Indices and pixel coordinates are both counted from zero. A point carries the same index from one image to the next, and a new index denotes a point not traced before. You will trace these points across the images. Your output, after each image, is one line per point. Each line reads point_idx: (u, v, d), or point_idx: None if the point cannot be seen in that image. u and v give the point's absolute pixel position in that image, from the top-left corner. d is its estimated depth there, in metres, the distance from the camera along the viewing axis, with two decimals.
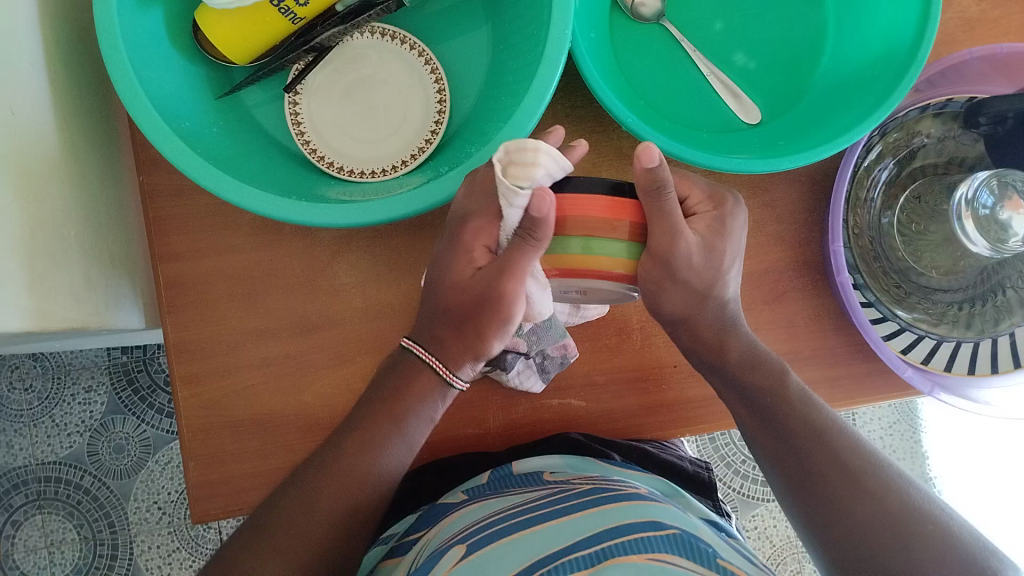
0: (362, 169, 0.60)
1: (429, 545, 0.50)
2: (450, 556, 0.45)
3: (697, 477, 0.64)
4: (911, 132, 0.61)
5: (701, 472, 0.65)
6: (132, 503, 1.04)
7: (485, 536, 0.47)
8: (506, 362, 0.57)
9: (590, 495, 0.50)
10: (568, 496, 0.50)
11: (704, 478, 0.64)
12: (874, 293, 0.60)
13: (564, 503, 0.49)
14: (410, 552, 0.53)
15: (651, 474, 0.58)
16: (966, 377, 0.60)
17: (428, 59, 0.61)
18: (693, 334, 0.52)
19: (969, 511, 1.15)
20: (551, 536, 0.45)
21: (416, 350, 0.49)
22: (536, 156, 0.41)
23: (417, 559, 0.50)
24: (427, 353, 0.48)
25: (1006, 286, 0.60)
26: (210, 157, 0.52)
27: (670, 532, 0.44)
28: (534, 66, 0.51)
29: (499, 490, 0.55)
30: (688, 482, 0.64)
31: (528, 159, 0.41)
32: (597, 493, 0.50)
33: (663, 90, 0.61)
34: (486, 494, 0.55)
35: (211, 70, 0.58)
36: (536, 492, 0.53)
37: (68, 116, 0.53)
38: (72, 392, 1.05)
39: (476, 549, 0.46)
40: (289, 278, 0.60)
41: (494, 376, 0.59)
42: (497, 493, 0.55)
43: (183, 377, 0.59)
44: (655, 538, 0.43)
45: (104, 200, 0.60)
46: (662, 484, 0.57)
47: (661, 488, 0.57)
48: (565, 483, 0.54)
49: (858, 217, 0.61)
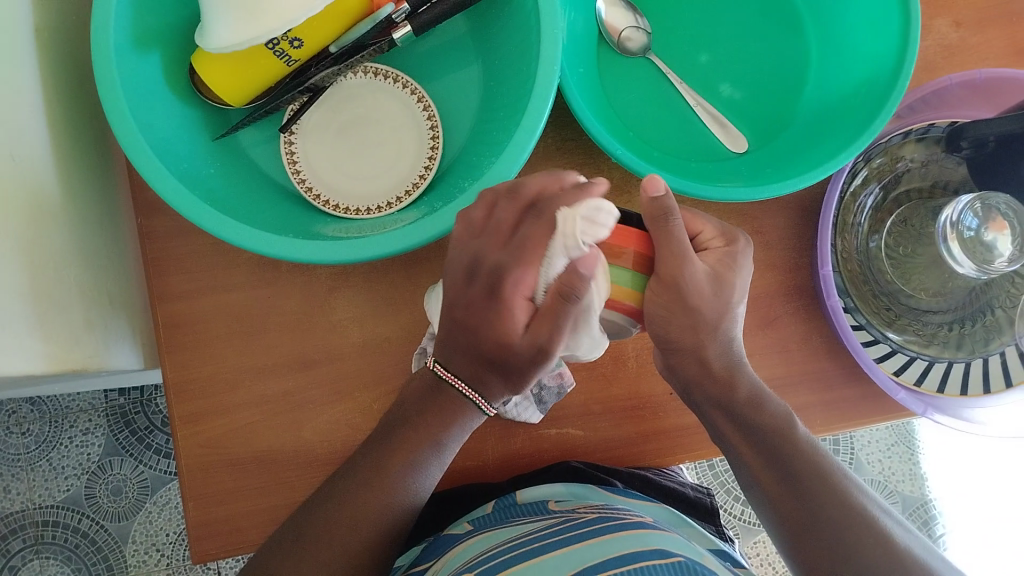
0: (358, 206, 0.61)
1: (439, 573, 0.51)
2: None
3: (700, 502, 0.64)
4: (895, 158, 0.62)
5: (704, 496, 0.65)
6: (130, 545, 1.04)
7: (492, 566, 0.47)
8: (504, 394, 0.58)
9: (596, 525, 0.50)
10: (574, 526, 0.50)
11: (706, 502, 0.64)
12: (864, 315, 0.60)
13: (572, 532, 0.49)
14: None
15: (656, 503, 0.59)
16: (958, 398, 0.61)
17: (421, 97, 0.63)
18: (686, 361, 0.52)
19: (971, 533, 1.15)
20: (558, 564, 0.45)
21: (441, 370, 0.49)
22: (603, 218, 0.43)
23: None
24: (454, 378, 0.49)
25: (995, 306, 0.61)
26: (208, 197, 0.53)
27: (674, 558, 0.44)
28: (525, 102, 0.52)
29: (504, 520, 0.56)
30: (692, 508, 0.64)
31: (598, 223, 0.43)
32: (603, 522, 0.50)
33: (651, 121, 0.63)
34: (491, 525, 0.55)
35: (207, 112, 0.59)
36: (542, 522, 0.53)
37: (67, 160, 0.54)
38: (69, 434, 1.05)
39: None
40: (287, 315, 0.60)
41: None
42: (503, 523, 0.55)
43: (183, 415, 0.59)
44: (659, 565, 0.42)
45: (103, 242, 0.61)
46: (669, 515, 0.58)
47: (666, 518, 0.57)
48: (570, 512, 0.54)
49: (846, 241, 0.62)
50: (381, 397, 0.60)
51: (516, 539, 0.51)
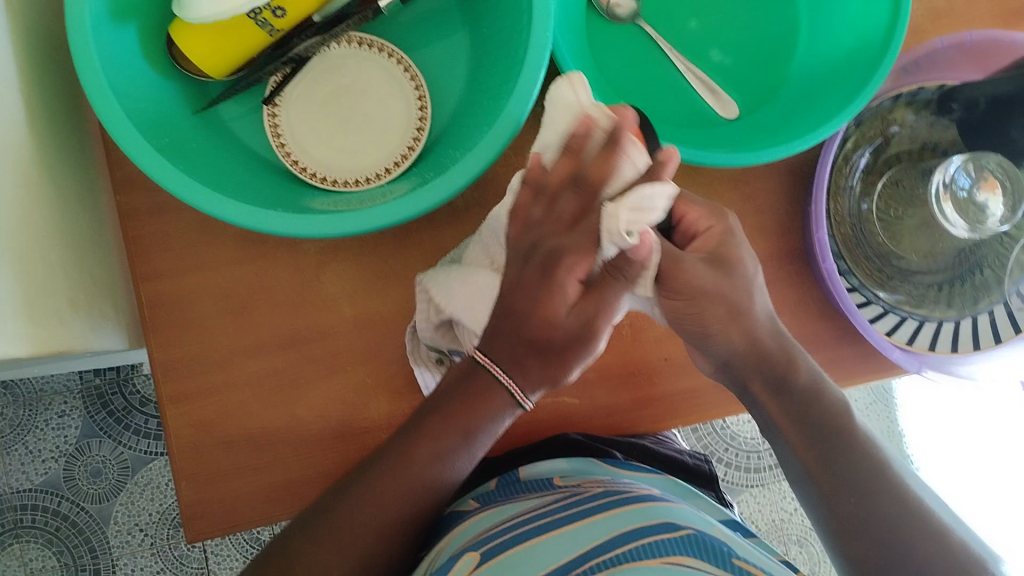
0: (345, 178, 0.59)
1: (442, 554, 0.51)
2: (463, 564, 0.46)
3: (698, 469, 0.67)
4: (886, 121, 0.62)
5: (702, 464, 0.68)
6: (112, 527, 1.02)
7: (501, 543, 0.47)
8: None
9: (601, 499, 0.50)
10: (579, 501, 0.51)
11: (704, 470, 0.67)
12: (858, 278, 0.61)
13: (578, 506, 0.50)
14: (421, 563, 0.53)
15: (659, 475, 0.60)
16: (949, 355, 0.62)
17: (408, 67, 0.61)
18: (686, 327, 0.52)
19: (946, 487, 1.18)
20: (565, 543, 0.45)
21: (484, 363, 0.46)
22: (653, 202, 0.42)
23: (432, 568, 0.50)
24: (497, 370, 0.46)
25: (983, 265, 0.62)
26: (194, 173, 0.51)
27: (683, 532, 0.45)
28: (518, 69, 0.51)
29: (511, 497, 0.56)
30: (691, 475, 0.66)
31: (647, 208, 0.42)
32: (607, 497, 0.51)
33: (641, 87, 0.62)
34: (497, 501, 0.56)
35: (187, 85, 0.57)
36: (547, 497, 0.53)
37: (44, 137, 0.52)
38: (45, 417, 1.03)
39: (491, 557, 0.46)
40: (276, 292, 0.59)
41: None
42: (507, 500, 0.55)
43: (172, 397, 0.58)
44: (670, 540, 0.44)
45: (82, 221, 0.59)
46: (677, 487, 0.59)
47: (675, 489, 0.59)
48: (575, 488, 0.55)
49: (839, 205, 0.62)
50: (375, 372, 0.60)
51: (517, 516, 0.51)
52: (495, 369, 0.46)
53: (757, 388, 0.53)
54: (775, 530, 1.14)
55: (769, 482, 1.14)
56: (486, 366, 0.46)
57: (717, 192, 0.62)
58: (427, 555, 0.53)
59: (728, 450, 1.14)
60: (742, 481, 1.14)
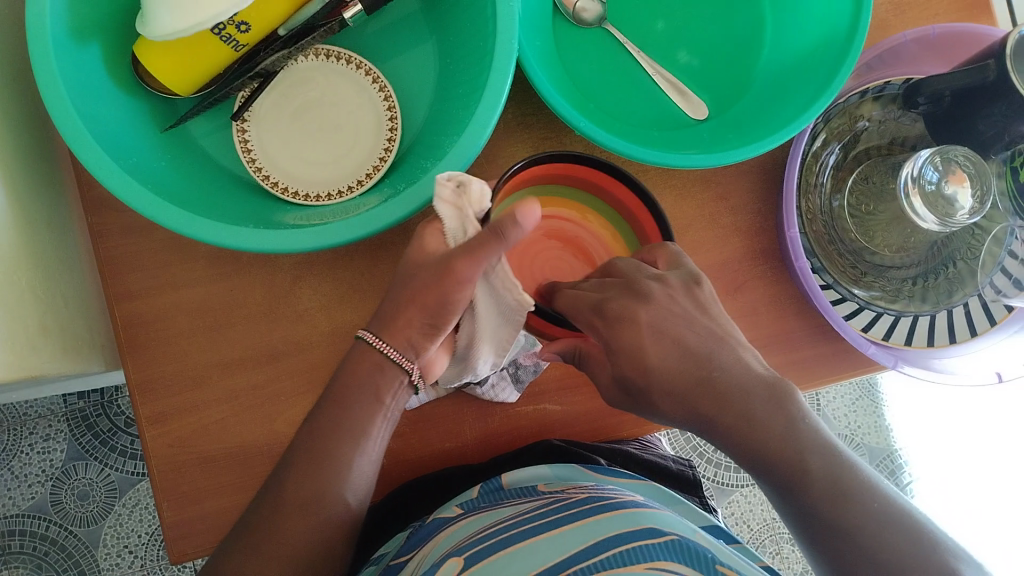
0: (317, 191, 0.59)
1: (424, 561, 0.50)
2: (447, 569, 0.46)
3: (681, 475, 0.66)
4: (854, 117, 0.63)
5: (685, 469, 0.67)
6: (101, 550, 1.01)
7: (485, 550, 0.47)
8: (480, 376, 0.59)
9: (586, 505, 0.50)
10: (563, 508, 0.50)
11: (688, 475, 0.67)
12: (832, 275, 0.61)
13: (562, 513, 0.50)
14: (403, 569, 0.52)
15: (642, 482, 0.59)
16: (925, 349, 0.62)
17: (376, 77, 0.61)
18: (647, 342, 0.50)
19: (936, 480, 1.18)
20: (550, 548, 0.45)
21: (367, 337, 0.49)
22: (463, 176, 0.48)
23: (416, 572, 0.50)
24: (376, 339, 0.49)
25: (956, 258, 0.62)
26: (162, 191, 0.51)
27: (669, 538, 0.45)
28: (483, 77, 0.51)
29: (494, 503, 0.55)
30: (673, 480, 0.66)
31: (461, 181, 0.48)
32: (592, 502, 0.50)
33: (610, 91, 0.62)
34: (481, 507, 0.55)
35: (154, 103, 0.57)
36: (531, 504, 0.53)
37: (11, 159, 0.52)
38: (30, 442, 1.02)
39: (476, 563, 0.45)
40: (251, 308, 0.59)
41: (469, 391, 0.60)
42: (493, 506, 0.55)
43: (149, 416, 0.57)
44: (653, 545, 0.43)
45: (53, 243, 0.59)
46: (658, 493, 0.58)
47: (656, 496, 0.58)
48: (557, 493, 0.54)
49: (810, 203, 0.62)
50: None
51: (502, 521, 0.50)
52: (380, 343, 0.49)
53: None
54: (767, 530, 1.14)
55: (760, 481, 1.14)
56: (369, 341, 0.49)
57: (689, 193, 0.62)
58: (408, 563, 0.52)
59: (718, 450, 1.14)
60: (732, 481, 1.14)
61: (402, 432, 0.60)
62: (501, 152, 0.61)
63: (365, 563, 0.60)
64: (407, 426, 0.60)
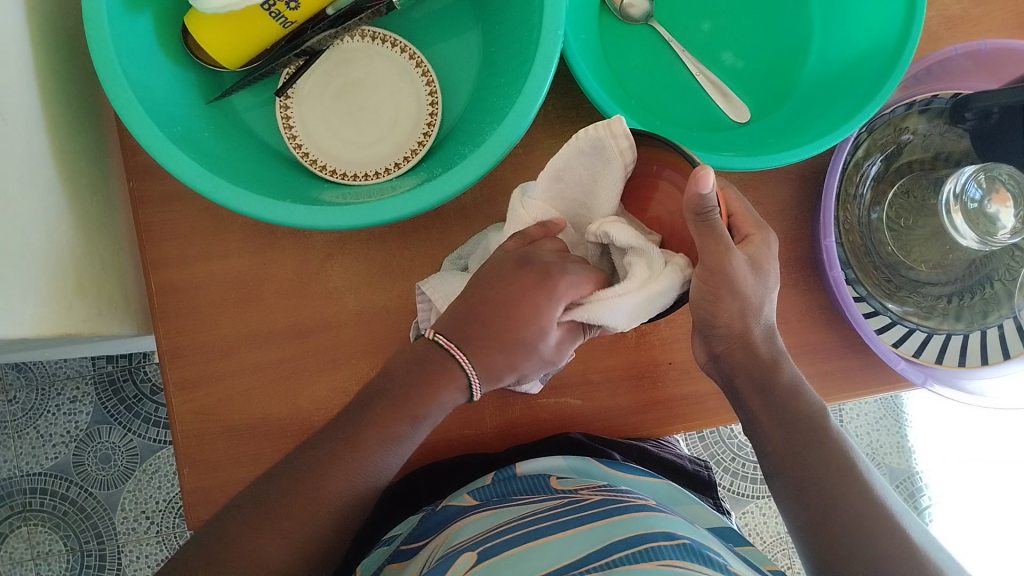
0: (356, 170, 0.60)
1: (438, 551, 0.50)
2: (461, 564, 0.46)
3: (697, 475, 0.66)
4: (898, 129, 0.62)
5: (701, 470, 0.67)
6: (119, 514, 1.03)
7: (496, 545, 0.47)
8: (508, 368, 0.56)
9: (601, 506, 0.50)
10: (577, 508, 0.50)
11: (704, 476, 0.66)
12: (865, 287, 0.60)
13: (576, 513, 0.50)
14: (415, 558, 0.53)
15: (657, 480, 0.59)
16: (956, 368, 0.61)
17: (419, 61, 0.61)
18: (729, 358, 0.51)
19: (955, 505, 1.17)
20: (560, 550, 0.45)
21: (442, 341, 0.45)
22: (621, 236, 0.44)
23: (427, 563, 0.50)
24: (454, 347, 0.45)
25: (994, 278, 0.61)
26: (203, 161, 0.51)
27: (680, 540, 0.44)
28: (527, 66, 0.52)
29: (506, 498, 0.55)
30: (688, 480, 0.66)
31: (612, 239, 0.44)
32: (606, 505, 0.50)
33: (653, 89, 0.62)
34: (493, 501, 0.55)
35: (201, 74, 0.57)
36: (544, 503, 0.53)
37: (59, 122, 0.53)
38: (57, 402, 1.04)
39: (486, 559, 0.45)
40: (282, 283, 0.59)
41: None
42: (504, 501, 0.55)
43: (177, 383, 0.58)
44: (666, 546, 0.43)
45: (94, 207, 0.60)
46: (670, 493, 0.58)
47: (668, 496, 0.58)
48: (573, 493, 0.54)
49: (848, 213, 0.61)
50: (378, 365, 0.60)
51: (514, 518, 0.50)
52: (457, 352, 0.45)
53: (741, 384, 0.52)
54: (780, 542, 1.13)
55: None
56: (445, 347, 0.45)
57: None
58: (421, 549, 0.53)
59: (735, 459, 1.13)
60: (749, 491, 1.13)
61: None
62: (539, 142, 0.61)
63: (376, 544, 0.61)
64: None
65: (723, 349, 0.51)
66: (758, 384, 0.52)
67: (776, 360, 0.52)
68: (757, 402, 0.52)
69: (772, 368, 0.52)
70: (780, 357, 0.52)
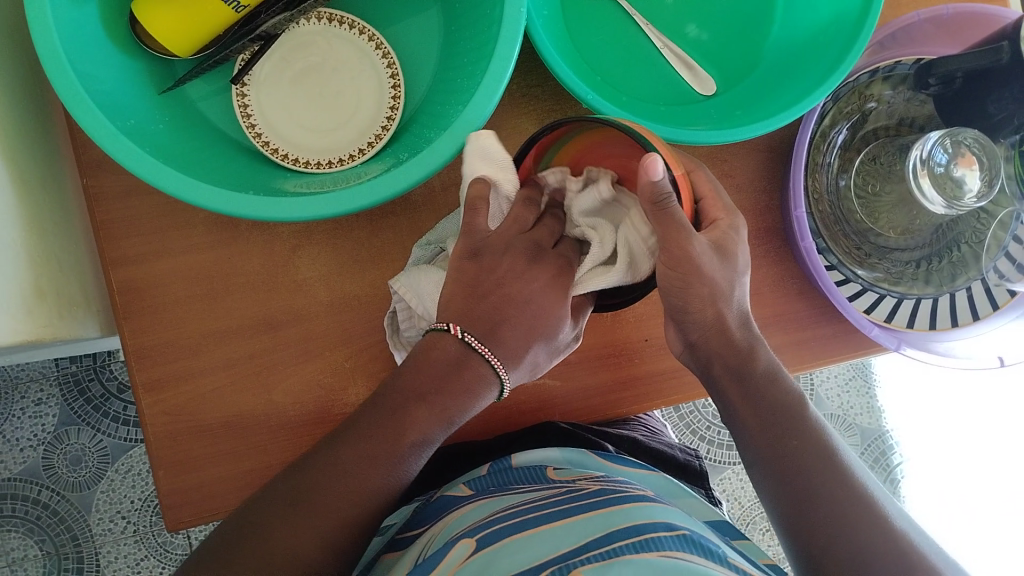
0: (319, 158, 0.59)
1: (436, 538, 0.50)
2: (458, 552, 0.45)
3: (688, 466, 0.68)
4: (863, 96, 0.62)
5: (692, 460, 0.69)
6: (94, 515, 1.01)
7: (495, 532, 0.47)
8: None
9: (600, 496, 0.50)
10: (576, 496, 0.51)
11: (695, 466, 0.68)
12: (836, 255, 0.61)
13: (575, 503, 0.49)
14: (413, 547, 0.51)
15: (654, 473, 0.60)
16: (927, 332, 0.62)
17: (379, 44, 0.60)
18: (706, 346, 0.51)
19: (927, 462, 1.20)
20: (561, 536, 0.45)
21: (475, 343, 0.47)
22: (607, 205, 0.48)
23: (425, 550, 0.49)
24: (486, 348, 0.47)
25: (961, 241, 0.61)
26: (160, 155, 0.50)
27: (679, 531, 0.45)
28: (490, 44, 0.51)
29: (504, 487, 0.55)
30: (682, 471, 0.68)
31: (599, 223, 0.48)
32: (606, 494, 0.50)
33: (617, 64, 0.62)
34: (489, 491, 0.55)
35: (153, 64, 0.55)
36: (542, 491, 0.53)
37: (7, 121, 0.51)
38: (22, 406, 1.02)
39: (484, 544, 0.45)
40: (249, 277, 0.58)
41: None
42: (502, 490, 0.54)
43: (146, 383, 0.57)
44: (666, 537, 0.43)
45: (49, 206, 0.58)
46: (670, 484, 0.59)
47: (665, 487, 0.59)
48: (570, 483, 0.54)
49: (817, 181, 0.61)
50: (351, 354, 0.59)
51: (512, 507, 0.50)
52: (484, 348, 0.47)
53: (718, 374, 0.52)
54: (757, 507, 1.15)
55: None
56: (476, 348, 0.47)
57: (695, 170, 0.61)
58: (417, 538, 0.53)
59: (710, 427, 1.14)
60: (725, 458, 1.14)
61: None
62: (506, 122, 0.60)
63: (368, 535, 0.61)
64: None
65: (700, 340, 0.50)
66: (734, 371, 0.51)
67: (753, 348, 0.52)
68: (733, 387, 0.52)
69: (747, 356, 0.51)
70: (755, 345, 0.52)
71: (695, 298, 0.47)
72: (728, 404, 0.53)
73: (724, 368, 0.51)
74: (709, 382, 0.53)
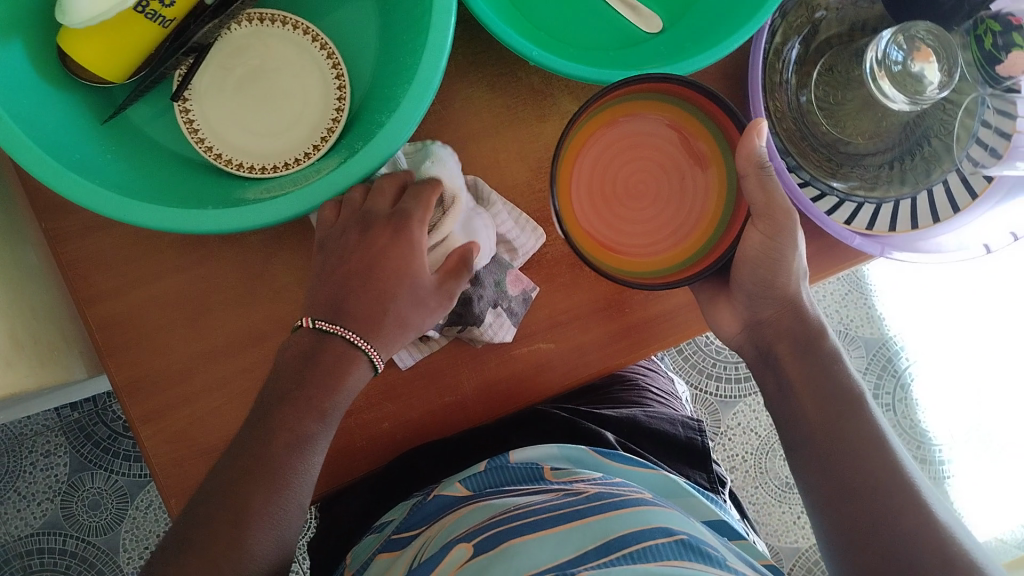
0: (273, 162, 0.58)
1: (432, 542, 0.50)
2: (457, 556, 0.46)
3: (691, 446, 0.68)
4: (811, 7, 0.61)
5: (695, 438, 0.69)
6: (122, 555, 1.01)
7: (493, 536, 0.46)
8: (474, 314, 0.56)
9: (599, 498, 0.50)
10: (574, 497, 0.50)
11: (698, 444, 0.68)
12: (808, 171, 0.60)
13: (573, 504, 0.49)
14: (408, 548, 0.52)
15: (653, 471, 0.59)
16: (910, 233, 0.62)
17: (315, 36, 0.59)
18: (772, 323, 0.57)
19: (934, 363, 1.20)
20: (559, 544, 0.45)
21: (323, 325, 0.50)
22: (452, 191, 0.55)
23: (421, 555, 0.49)
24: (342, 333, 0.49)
25: (931, 135, 0.61)
26: (112, 186, 0.49)
27: (678, 537, 0.45)
28: (426, 16, 0.49)
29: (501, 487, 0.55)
30: (685, 450, 0.68)
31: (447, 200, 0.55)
32: (604, 497, 0.50)
33: (559, 17, 0.60)
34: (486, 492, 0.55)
35: (89, 94, 0.54)
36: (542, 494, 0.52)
37: None
38: (31, 460, 1.01)
39: (483, 552, 0.45)
40: (227, 293, 0.57)
41: (469, 331, 0.57)
42: (497, 491, 0.54)
43: (142, 415, 0.56)
44: (665, 544, 0.44)
45: (12, 256, 0.57)
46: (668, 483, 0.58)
47: (664, 487, 0.58)
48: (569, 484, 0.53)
49: (777, 100, 0.61)
50: None
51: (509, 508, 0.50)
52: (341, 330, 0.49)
53: (782, 349, 0.57)
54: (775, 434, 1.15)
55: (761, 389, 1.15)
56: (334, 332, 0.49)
57: None
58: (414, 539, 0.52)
59: (716, 363, 1.14)
60: (735, 392, 1.15)
61: (400, 394, 0.59)
62: (457, 94, 0.59)
63: (369, 531, 0.60)
64: (404, 387, 0.59)
65: (769, 316, 0.57)
66: (801, 344, 0.56)
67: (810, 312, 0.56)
68: (796, 363, 0.56)
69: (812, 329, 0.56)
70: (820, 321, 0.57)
71: (780, 272, 0.54)
72: (784, 376, 0.57)
73: (789, 342, 0.57)
74: (767, 362, 0.58)
